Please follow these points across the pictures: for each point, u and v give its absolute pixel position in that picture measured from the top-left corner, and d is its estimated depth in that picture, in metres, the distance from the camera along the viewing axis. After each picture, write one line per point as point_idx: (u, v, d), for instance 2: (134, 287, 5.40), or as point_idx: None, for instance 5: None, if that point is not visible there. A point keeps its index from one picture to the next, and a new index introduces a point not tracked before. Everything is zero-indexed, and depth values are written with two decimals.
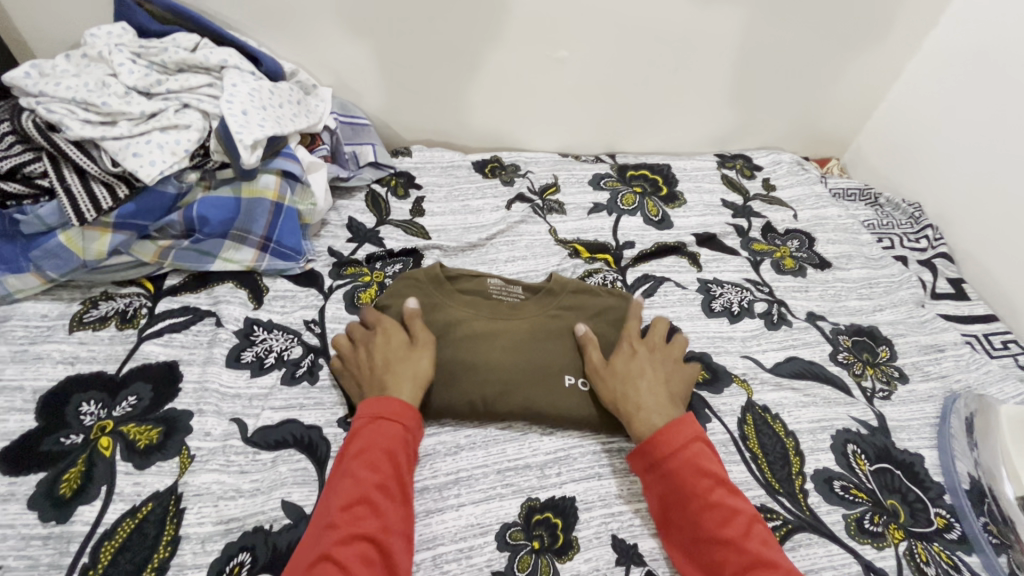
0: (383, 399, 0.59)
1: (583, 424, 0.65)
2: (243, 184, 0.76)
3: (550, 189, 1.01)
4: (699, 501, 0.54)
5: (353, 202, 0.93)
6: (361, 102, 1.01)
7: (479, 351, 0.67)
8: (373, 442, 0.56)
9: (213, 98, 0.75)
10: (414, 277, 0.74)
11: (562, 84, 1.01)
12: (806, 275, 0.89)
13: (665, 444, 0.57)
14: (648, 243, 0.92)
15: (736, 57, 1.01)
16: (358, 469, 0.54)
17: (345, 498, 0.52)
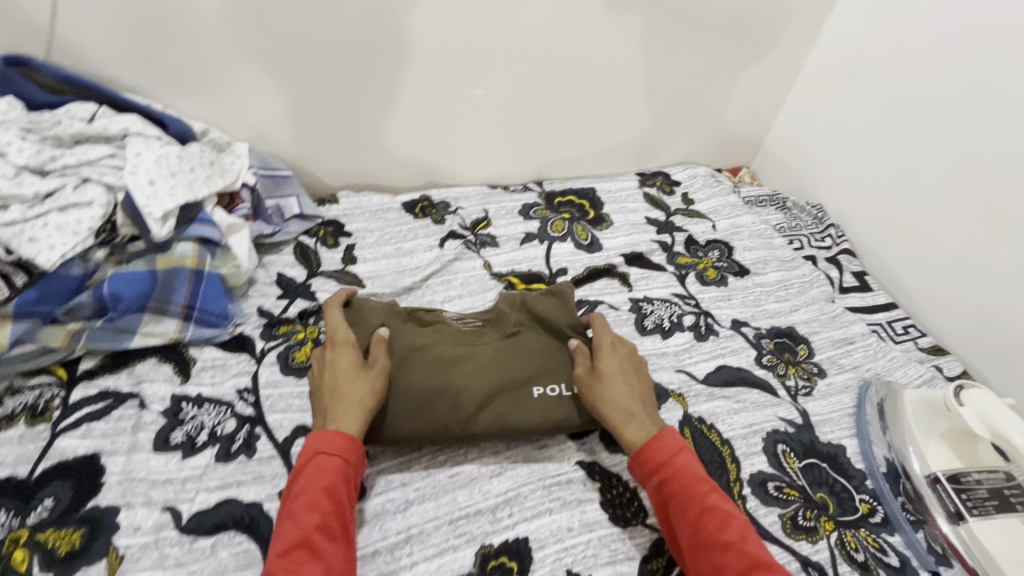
0: (331, 436, 0.58)
1: (562, 427, 0.68)
2: (158, 256, 0.73)
3: (481, 223, 1.02)
4: (693, 504, 0.56)
5: (281, 256, 0.91)
6: (280, 153, 0.99)
7: (447, 373, 0.67)
8: (312, 482, 0.55)
9: (116, 169, 0.72)
10: (370, 306, 0.73)
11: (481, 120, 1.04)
12: (727, 284, 0.95)
13: (659, 453, 0.60)
14: (580, 269, 0.95)
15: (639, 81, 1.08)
16: (298, 511, 0.53)
17: (287, 541, 0.52)
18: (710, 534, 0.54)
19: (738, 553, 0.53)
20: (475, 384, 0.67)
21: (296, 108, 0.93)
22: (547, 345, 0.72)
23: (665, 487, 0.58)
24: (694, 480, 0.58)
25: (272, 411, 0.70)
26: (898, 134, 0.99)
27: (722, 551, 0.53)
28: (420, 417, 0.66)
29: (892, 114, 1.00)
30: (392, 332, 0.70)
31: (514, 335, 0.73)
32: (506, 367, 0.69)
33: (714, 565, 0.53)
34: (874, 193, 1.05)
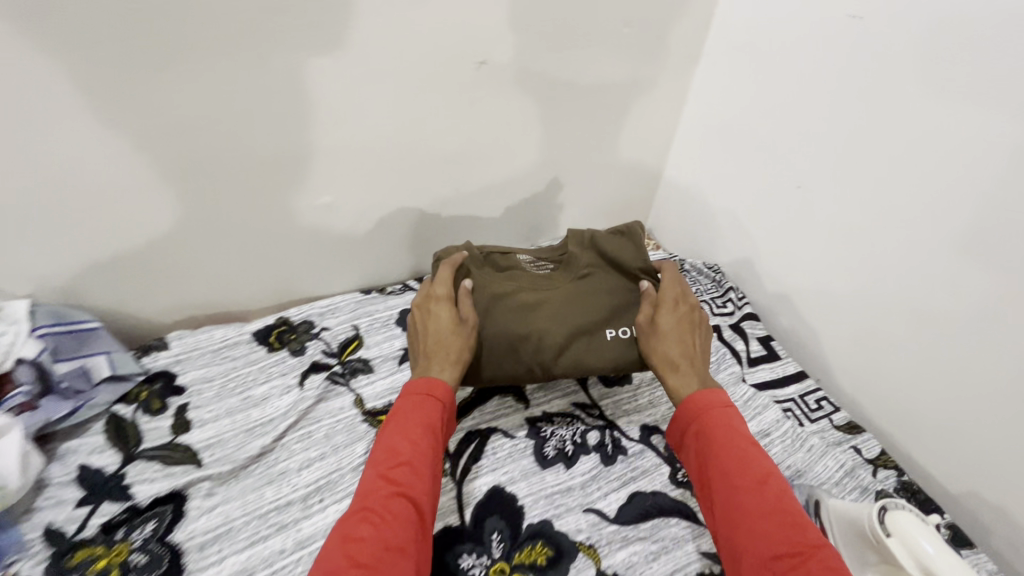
0: (430, 381, 0.67)
1: (626, 363, 0.76)
2: None
3: (352, 344, 0.88)
4: (731, 443, 0.61)
5: (88, 438, 0.72)
6: (84, 300, 0.80)
7: (526, 321, 0.75)
8: (417, 416, 0.63)
9: None
10: (454, 259, 0.79)
11: (336, 227, 0.91)
12: (632, 380, 0.86)
13: (699, 406, 0.65)
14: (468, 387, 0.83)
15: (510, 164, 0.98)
16: (401, 441, 0.61)
17: (389, 464, 0.59)
18: (739, 476, 0.58)
19: (762, 496, 0.56)
20: (554, 329, 0.75)
21: (89, 250, 0.75)
22: (616, 285, 0.80)
23: (705, 430, 0.63)
24: (732, 435, 0.62)
25: None
26: (777, 198, 0.92)
27: (750, 492, 0.57)
28: (510, 358, 0.75)
29: (769, 176, 0.92)
30: (477, 282, 0.78)
31: (586, 277, 0.80)
32: (613, 300, 0.78)
33: (734, 500, 0.57)
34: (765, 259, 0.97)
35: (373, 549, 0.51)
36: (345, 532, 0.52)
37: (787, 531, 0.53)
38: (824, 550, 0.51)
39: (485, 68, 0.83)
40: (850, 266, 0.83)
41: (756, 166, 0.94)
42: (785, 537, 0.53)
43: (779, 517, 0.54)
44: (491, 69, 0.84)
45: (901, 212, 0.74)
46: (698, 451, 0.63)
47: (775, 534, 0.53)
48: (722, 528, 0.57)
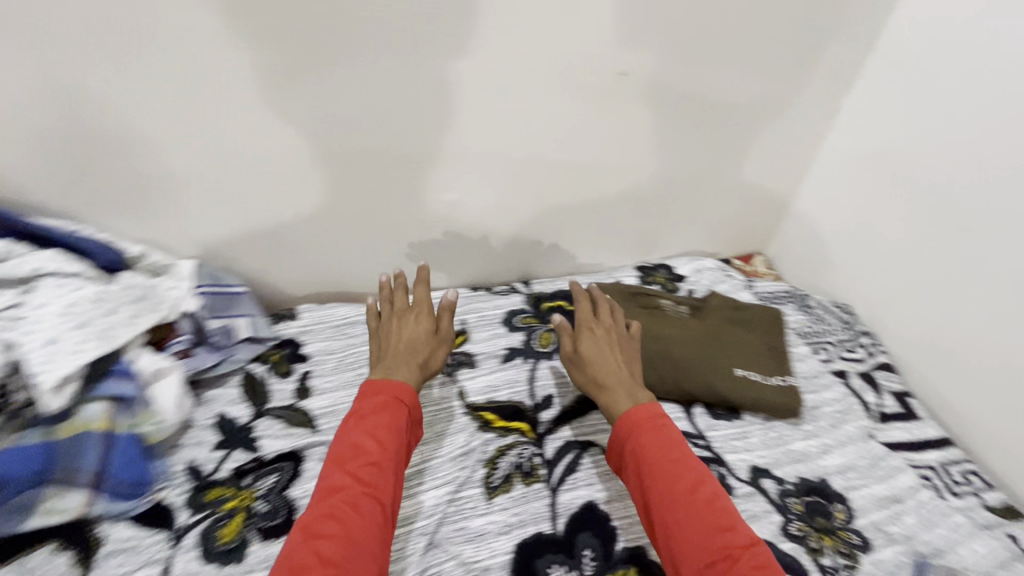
0: (397, 385, 0.70)
1: (740, 401, 0.80)
2: (60, 424, 0.63)
3: (459, 338, 0.90)
4: (663, 455, 0.63)
5: (226, 390, 0.80)
6: (235, 267, 0.90)
7: (655, 341, 0.85)
8: (388, 417, 0.66)
9: (15, 321, 0.63)
10: (604, 289, 0.97)
11: (457, 225, 0.94)
12: (744, 415, 0.80)
13: (638, 419, 0.67)
14: (568, 395, 0.82)
15: (633, 179, 0.96)
16: (366, 439, 0.63)
17: (354, 462, 0.61)
18: (683, 489, 0.60)
19: (704, 508, 0.58)
20: (677, 351, 0.84)
21: (251, 222, 0.85)
22: (747, 340, 0.88)
23: (638, 448, 0.65)
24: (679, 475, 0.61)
25: None
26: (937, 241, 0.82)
27: (685, 505, 0.59)
28: None
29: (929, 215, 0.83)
30: (618, 309, 0.92)
31: (716, 327, 0.90)
32: (734, 339, 0.88)
33: (670, 512, 0.59)
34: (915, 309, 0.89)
35: (331, 548, 0.53)
36: (308, 531, 0.55)
37: (724, 537, 0.56)
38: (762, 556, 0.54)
39: (624, 80, 0.82)
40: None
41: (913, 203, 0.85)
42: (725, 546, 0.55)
43: (718, 530, 0.56)
44: (631, 81, 0.83)
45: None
46: (636, 468, 0.64)
47: (711, 546, 0.55)
48: (659, 539, 0.59)
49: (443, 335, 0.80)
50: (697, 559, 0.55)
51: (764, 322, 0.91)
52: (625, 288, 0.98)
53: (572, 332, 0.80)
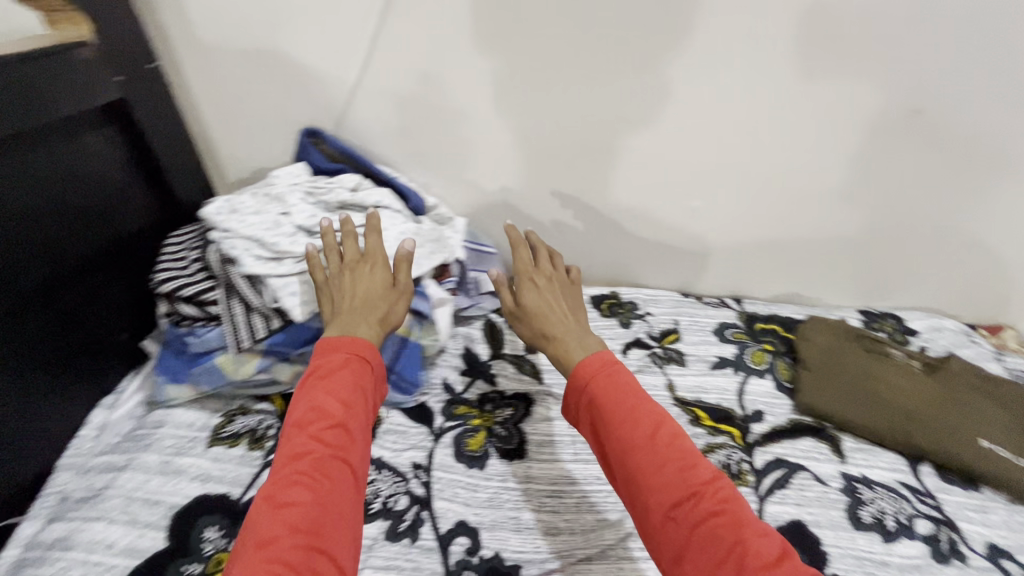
0: (345, 340, 0.67)
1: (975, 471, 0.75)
2: None
3: (670, 335, 0.95)
4: (621, 402, 0.60)
5: (471, 330, 0.95)
6: (488, 230, 1.05)
7: (881, 386, 0.83)
8: (338, 377, 0.63)
9: (364, 238, 0.81)
10: (826, 322, 0.95)
11: (691, 232, 1.00)
12: (980, 490, 0.75)
13: (600, 365, 0.65)
14: (780, 416, 0.83)
15: (886, 220, 0.94)
16: (326, 399, 0.60)
17: (316, 426, 0.59)
18: (636, 426, 0.58)
19: (666, 450, 0.56)
20: (906, 401, 0.81)
21: (517, 195, 0.99)
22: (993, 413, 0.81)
23: (600, 394, 0.62)
24: (626, 433, 0.58)
25: (439, 497, 0.71)
26: None
27: (632, 442, 0.57)
28: (845, 402, 0.82)
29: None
30: (840, 345, 0.90)
31: (955, 389, 0.84)
32: (976, 406, 0.82)
33: (633, 455, 0.56)
34: None
35: (306, 517, 0.51)
36: (275, 496, 0.52)
37: (689, 475, 0.54)
38: (729, 500, 0.52)
39: (916, 117, 0.82)
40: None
41: None
42: (682, 485, 0.53)
43: (668, 469, 0.54)
44: (924, 119, 0.82)
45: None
46: (590, 406, 0.62)
47: (672, 483, 0.53)
48: (619, 479, 0.57)
49: (401, 284, 0.76)
50: (664, 495, 0.53)
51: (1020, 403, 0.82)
52: (851, 327, 0.94)
53: (529, 288, 0.80)
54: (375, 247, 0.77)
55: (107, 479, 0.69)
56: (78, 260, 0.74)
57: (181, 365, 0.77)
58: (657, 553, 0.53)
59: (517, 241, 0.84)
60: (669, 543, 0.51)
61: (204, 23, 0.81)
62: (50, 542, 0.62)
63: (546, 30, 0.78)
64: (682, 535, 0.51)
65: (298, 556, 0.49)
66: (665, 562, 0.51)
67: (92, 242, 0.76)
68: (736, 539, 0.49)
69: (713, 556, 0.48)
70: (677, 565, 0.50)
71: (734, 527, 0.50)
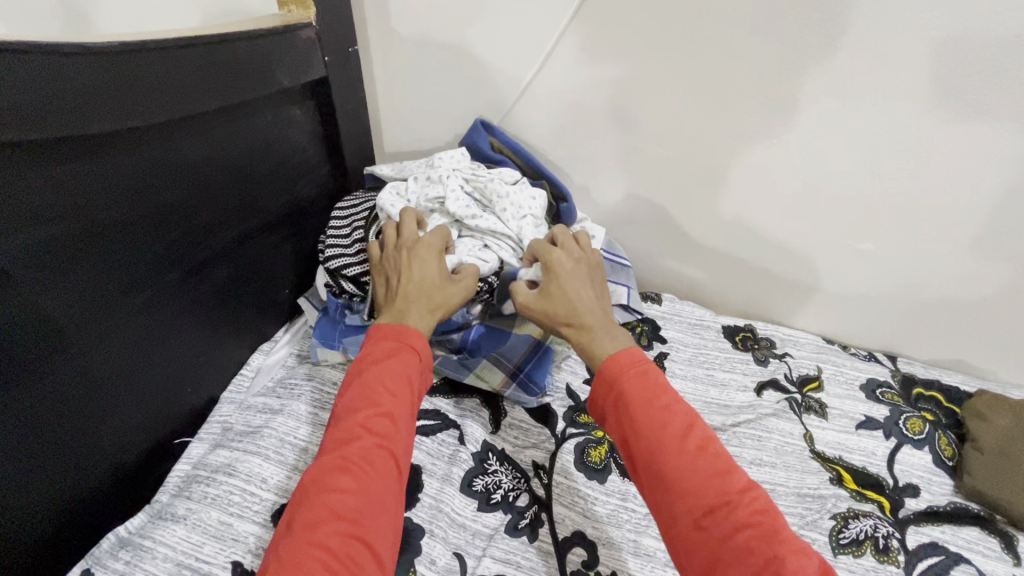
0: (401, 331, 0.64)
1: None
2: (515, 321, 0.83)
3: (811, 382, 0.88)
4: (651, 399, 0.55)
5: None
6: (625, 242, 1.03)
7: None
8: (395, 367, 0.60)
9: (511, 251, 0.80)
10: (1001, 398, 0.83)
11: (849, 275, 0.93)
12: None
13: (625, 362, 0.60)
14: (939, 497, 0.74)
15: None
16: (378, 386, 0.58)
17: (365, 413, 0.56)
18: (667, 425, 0.53)
19: (697, 453, 0.51)
20: None
21: (662, 211, 0.96)
22: None
23: (625, 389, 0.57)
24: (654, 435, 0.53)
25: (558, 502, 0.71)
26: None
27: (660, 441, 0.52)
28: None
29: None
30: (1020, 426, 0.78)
31: None
32: None
33: (661, 458, 0.51)
34: None
35: (350, 505, 0.50)
36: (322, 481, 0.51)
37: (725, 482, 0.49)
38: (762, 512, 0.47)
39: None
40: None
41: None
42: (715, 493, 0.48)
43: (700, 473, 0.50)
44: None
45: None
46: (616, 402, 0.57)
47: (702, 488, 0.49)
48: (643, 483, 0.53)
49: (464, 282, 0.71)
50: (697, 502, 0.48)
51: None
52: None
53: (558, 270, 0.71)
54: (442, 242, 0.74)
55: (264, 419, 0.76)
56: (267, 218, 0.82)
57: (334, 332, 0.84)
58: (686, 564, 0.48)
59: (565, 239, 0.75)
60: (698, 552, 0.47)
61: (403, 15, 0.87)
62: (216, 466, 0.69)
63: (739, 47, 0.75)
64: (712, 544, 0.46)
65: (342, 543, 0.48)
66: (695, 573, 0.47)
67: (280, 203, 0.84)
68: (772, 554, 0.44)
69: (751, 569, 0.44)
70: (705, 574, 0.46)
71: (773, 542, 0.45)
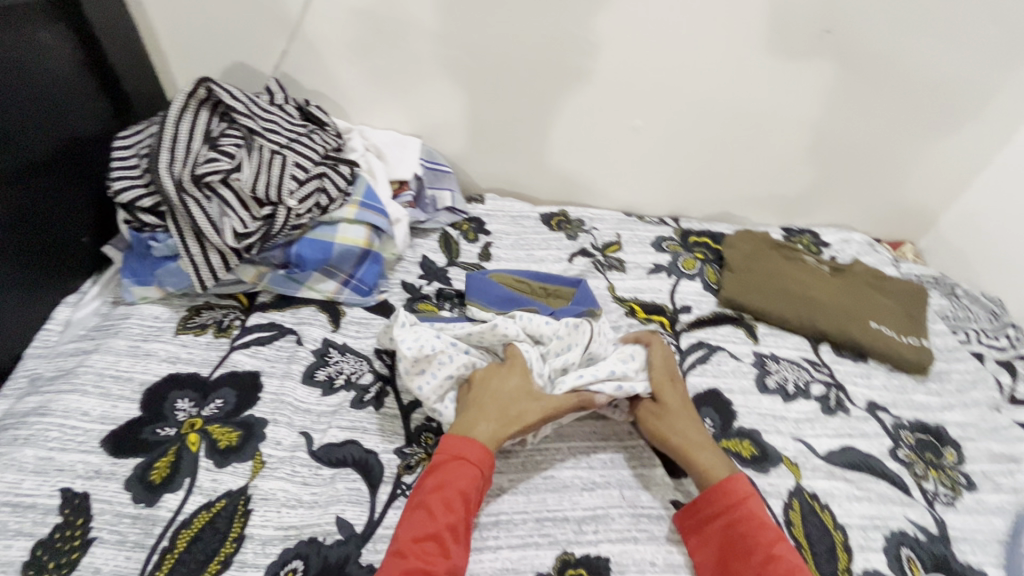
0: (467, 441, 0.61)
1: (871, 348, 0.86)
2: (338, 232, 0.84)
3: (612, 247, 1.04)
4: (752, 533, 0.58)
5: (428, 241, 1.00)
6: (446, 151, 1.11)
7: (790, 283, 0.94)
8: (451, 482, 0.58)
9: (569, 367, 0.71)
10: (751, 233, 1.05)
11: (631, 150, 1.10)
12: (867, 361, 0.87)
13: (733, 495, 0.60)
14: (705, 309, 0.93)
15: (817, 136, 1.07)
16: (434, 505, 0.57)
17: (418, 538, 0.55)
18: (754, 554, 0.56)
19: None
20: (812, 293, 0.92)
21: (474, 115, 1.06)
22: (881, 302, 0.93)
23: (735, 518, 0.59)
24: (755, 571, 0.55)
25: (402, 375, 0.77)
26: None
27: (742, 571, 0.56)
28: (760, 294, 0.92)
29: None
30: (759, 250, 1.01)
31: (852, 283, 0.97)
32: (870, 298, 0.94)
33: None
34: None
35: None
36: None
37: None
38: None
39: (825, 37, 0.94)
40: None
41: None
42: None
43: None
44: (832, 39, 0.94)
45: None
46: (722, 520, 0.59)
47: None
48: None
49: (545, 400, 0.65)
50: None
51: (904, 293, 0.95)
52: (770, 238, 1.05)
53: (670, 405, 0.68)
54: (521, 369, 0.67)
55: (77, 360, 0.73)
56: (41, 155, 0.75)
57: (144, 267, 0.80)
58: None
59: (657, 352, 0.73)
60: None
61: None
62: (25, 411, 0.66)
63: None
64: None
65: None
66: None
67: (52, 138, 0.76)
68: None
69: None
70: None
71: None
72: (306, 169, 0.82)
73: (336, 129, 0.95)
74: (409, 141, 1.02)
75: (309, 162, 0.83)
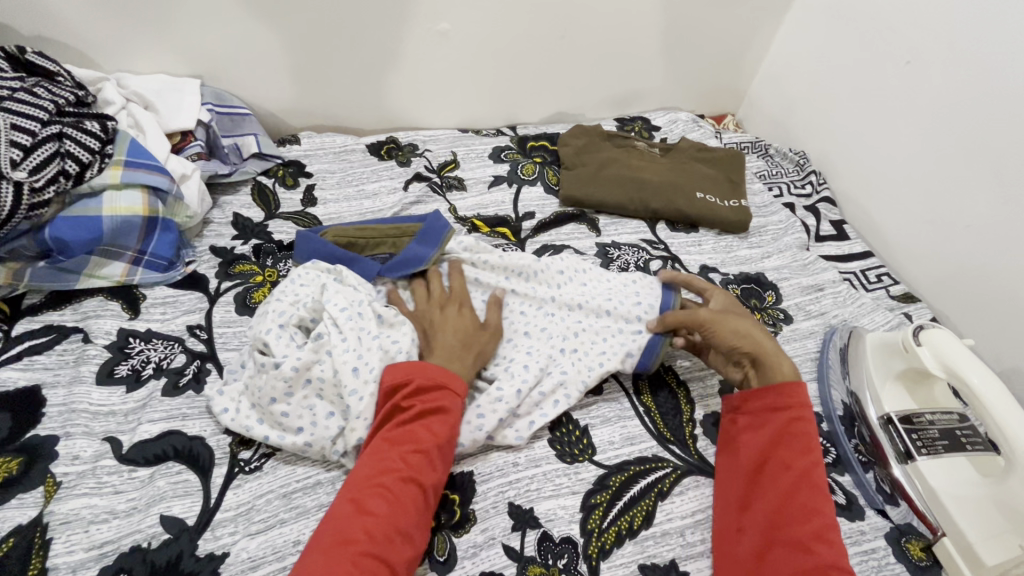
0: (408, 413, 0.55)
1: (699, 218, 0.91)
2: (104, 202, 0.70)
3: (448, 166, 0.98)
4: (807, 439, 0.57)
5: (238, 197, 0.87)
6: (240, 92, 0.96)
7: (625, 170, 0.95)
8: (400, 456, 0.52)
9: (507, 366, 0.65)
10: (584, 129, 1.03)
11: (451, 58, 1.02)
12: (698, 231, 0.93)
13: (796, 397, 0.60)
14: (548, 212, 0.92)
15: (632, 20, 1.06)
16: (387, 484, 0.51)
17: (364, 512, 0.49)
18: (801, 451, 0.56)
19: (812, 479, 0.55)
20: (644, 176, 0.94)
21: (254, 43, 0.90)
22: (709, 175, 0.97)
23: (796, 421, 0.58)
24: (798, 460, 0.56)
25: (223, 349, 0.69)
26: (886, 75, 0.96)
27: (787, 457, 0.56)
28: (593, 186, 0.93)
29: (883, 46, 0.96)
30: (593, 145, 1.01)
31: (682, 161, 1.00)
32: (698, 171, 0.98)
33: (789, 465, 0.56)
34: (848, 149, 1.04)
35: None
36: None
37: (823, 508, 0.53)
38: (834, 528, 0.52)
39: None
40: (938, 136, 0.88)
41: (872, 40, 0.98)
42: (808, 505, 0.53)
43: (804, 489, 0.54)
44: None
45: (1002, 79, 0.80)
46: (785, 417, 0.59)
47: (794, 499, 0.54)
48: (747, 472, 0.58)
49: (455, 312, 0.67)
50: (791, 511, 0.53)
51: (724, 161, 1.01)
52: (604, 130, 1.05)
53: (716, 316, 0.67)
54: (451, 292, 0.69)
55: None
56: None
57: None
58: (739, 542, 0.54)
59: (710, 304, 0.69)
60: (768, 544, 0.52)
61: None
62: None
63: None
64: (762, 546, 0.53)
65: None
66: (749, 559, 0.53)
67: None
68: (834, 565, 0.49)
69: (801, 567, 0.49)
70: (761, 561, 0.52)
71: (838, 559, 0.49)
72: (32, 132, 0.66)
73: (74, 78, 0.77)
74: (186, 83, 0.87)
75: (34, 123, 0.67)
